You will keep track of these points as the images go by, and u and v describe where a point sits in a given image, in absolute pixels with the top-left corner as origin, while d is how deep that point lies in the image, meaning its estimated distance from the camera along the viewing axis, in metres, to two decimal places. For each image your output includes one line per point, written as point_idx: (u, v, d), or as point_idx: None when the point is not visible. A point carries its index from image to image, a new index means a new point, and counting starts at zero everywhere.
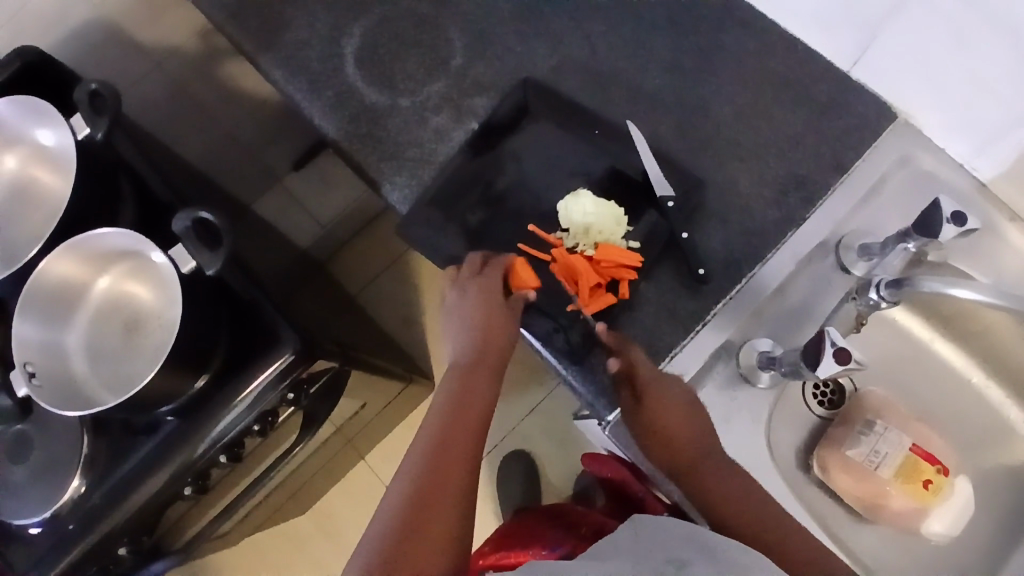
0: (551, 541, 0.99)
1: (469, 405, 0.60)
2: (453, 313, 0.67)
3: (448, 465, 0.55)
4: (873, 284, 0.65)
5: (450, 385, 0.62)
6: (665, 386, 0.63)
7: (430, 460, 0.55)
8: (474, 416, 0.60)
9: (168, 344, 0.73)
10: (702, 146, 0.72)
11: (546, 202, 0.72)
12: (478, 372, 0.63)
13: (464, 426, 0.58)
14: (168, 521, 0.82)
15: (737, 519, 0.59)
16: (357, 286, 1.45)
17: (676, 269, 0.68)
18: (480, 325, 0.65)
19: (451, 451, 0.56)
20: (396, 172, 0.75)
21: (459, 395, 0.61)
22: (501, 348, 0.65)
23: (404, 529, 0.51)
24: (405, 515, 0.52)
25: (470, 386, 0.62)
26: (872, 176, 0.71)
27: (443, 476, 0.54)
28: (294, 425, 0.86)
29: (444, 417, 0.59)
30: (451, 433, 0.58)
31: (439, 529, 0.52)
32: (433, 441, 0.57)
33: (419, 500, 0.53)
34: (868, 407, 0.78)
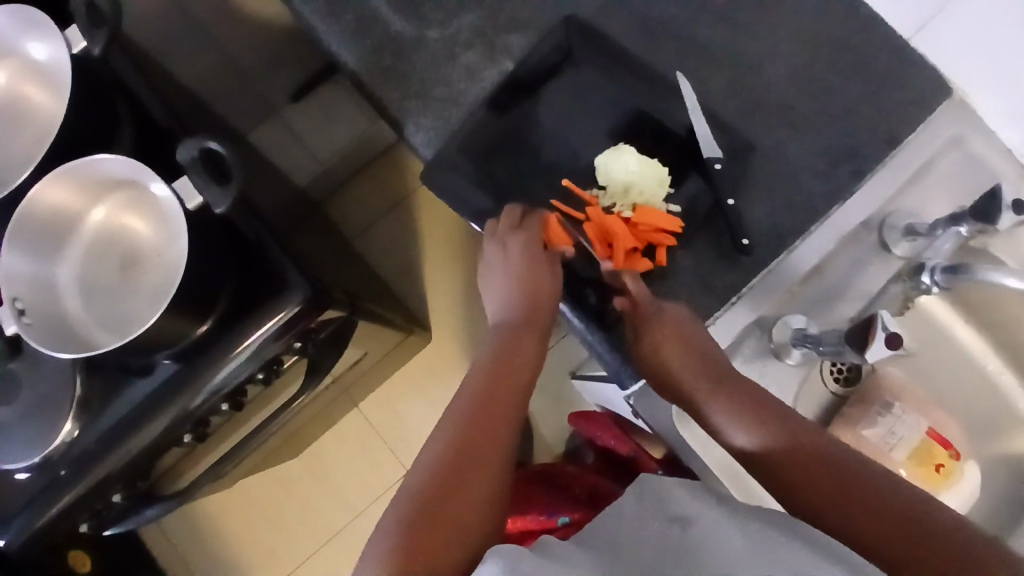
0: (546, 506, 0.99)
1: (512, 365, 0.59)
2: (494, 270, 0.66)
3: (490, 421, 0.54)
4: (928, 268, 0.64)
5: (494, 344, 0.62)
6: (672, 330, 0.61)
7: (472, 413, 0.55)
8: (518, 377, 0.59)
9: (167, 284, 0.68)
10: (752, 106, 0.68)
11: (582, 156, 0.68)
12: (522, 333, 0.62)
13: (509, 385, 0.58)
14: (164, 467, 0.80)
15: (797, 486, 0.52)
16: (356, 231, 1.39)
17: (717, 238, 0.65)
18: (519, 283, 0.63)
19: (493, 407, 0.55)
20: (421, 113, 0.69)
21: (501, 356, 0.60)
22: (546, 310, 0.63)
23: (441, 477, 0.50)
24: (444, 471, 0.51)
25: (512, 349, 0.61)
26: (920, 156, 0.66)
27: (484, 431, 0.54)
28: (298, 373, 0.82)
29: (487, 374, 0.58)
30: (495, 390, 0.57)
31: (477, 482, 0.51)
32: (476, 396, 0.56)
33: (458, 451, 0.52)
34: (887, 389, 0.77)
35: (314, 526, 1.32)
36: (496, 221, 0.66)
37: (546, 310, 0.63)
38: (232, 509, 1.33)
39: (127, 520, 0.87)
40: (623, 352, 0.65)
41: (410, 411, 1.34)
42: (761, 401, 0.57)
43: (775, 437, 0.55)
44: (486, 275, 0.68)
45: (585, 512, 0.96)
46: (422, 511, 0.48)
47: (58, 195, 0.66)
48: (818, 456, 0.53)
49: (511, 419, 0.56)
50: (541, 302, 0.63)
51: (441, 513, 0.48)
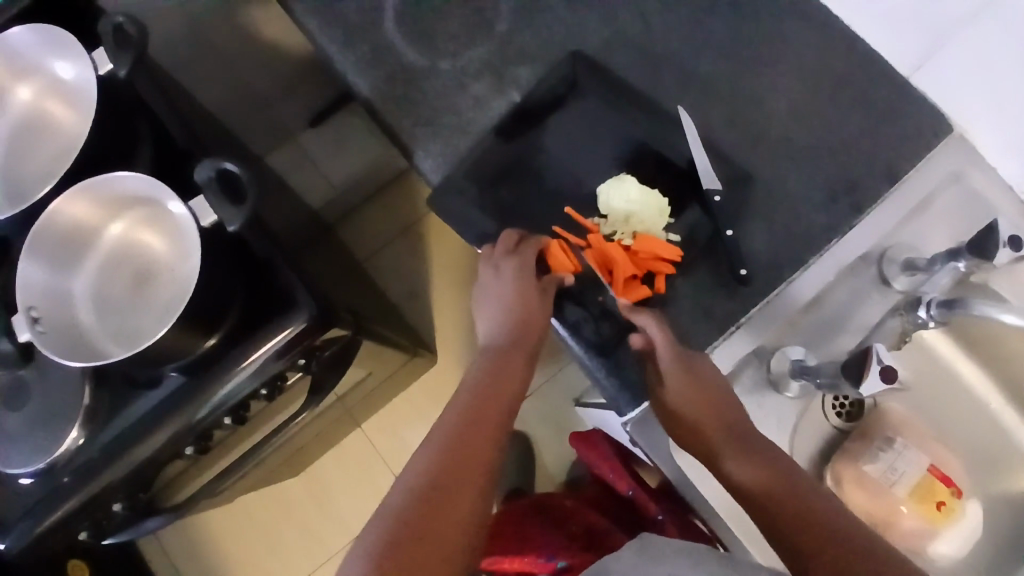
0: (546, 548, 0.96)
1: (500, 387, 0.60)
2: (488, 293, 0.67)
3: (475, 442, 0.55)
4: (924, 302, 0.63)
5: (484, 365, 0.63)
6: (698, 370, 0.61)
7: (458, 434, 0.56)
8: (505, 399, 0.60)
9: (179, 297, 0.70)
10: (753, 140, 0.69)
11: (585, 184, 0.70)
12: (512, 356, 0.63)
13: (495, 406, 0.59)
14: (165, 479, 0.81)
15: (786, 523, 0.51)
16: (365, 252, 1.42)
17: (716, 268, 0.66)
18: (513, 307, 0.64)
19: (479, 429, 0.56)
20: (430, 139, 0.71)
21: (492, 374, 0.61)
22: (536, 334, 0.64)
23: (425, 496, 0.51)
24: (429, 485, 0.52)
25: (503, 366, 0.62)
26: (921, 191, 0.68)
27: (468, 452, 0.54)
28: (302, 390, 0.83)
29: (475, 395, 0.59)
30: (482, 412, 0.58)
31: (461, 504, 0.51)
32: (463, 417, 0.57)
33: (443, 470, 0.53)
34: (889, 424, 0.76)
35: (311, 547, 1.31)
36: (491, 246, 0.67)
37: (537, 334, 0.64)
38: (231, 526, 1.33)
39: (126, 531, 0.88)
40: (621, 377, 0.65)
41: (412, 433, 1.34)
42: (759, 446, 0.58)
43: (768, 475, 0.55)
44: (479, 297, 0.68)
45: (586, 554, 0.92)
46: (403, 529, 0.49)
47: (79, 209, 0.68)
48: (811, 500, 0.52)
49: (498, 435, 0.57)
50: (533, 326, 0.64)
51: (422, 532, 0.49)
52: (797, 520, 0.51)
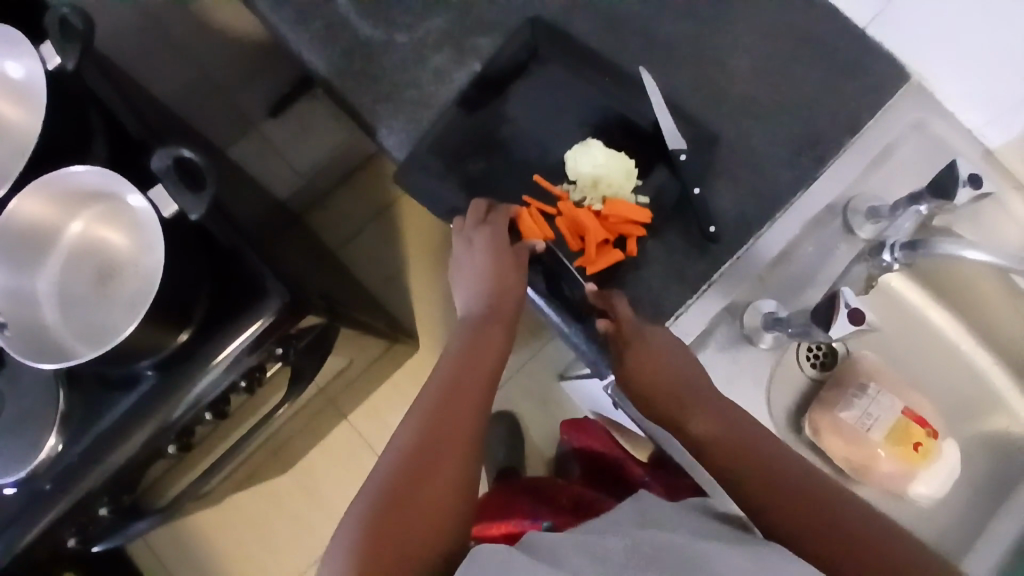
0: (532, 513, 0.95)
1: (477, 360, 0.60)
2: (463, 267, 0.67)
3: (456, 414, 0.55)
4: (887, 246, 0.66)
5: (461, 338, 0.63)
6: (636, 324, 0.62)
7: (439, 407, 0.56)
8: (483, 371, 0.60)
9: (146, 292, 0.69)
10: (715, 98, 0.70)
11: (552, 152, 0.69)
12: (489, 327, 0.63)
13: (474, 377, 0.59)
14: (149, 480, 0.80)
15: (755, 492, 0.54)
16: (337, 242, 1.40)
17: (686, 228, 0.66)
18: (487, 281, 0.64)
19: (459, 401, 0.56)
20: (393, 115, 0.70)
21: (469, 349, 0.61)
22: (511, 305, 0.64)
23: (405, 470, 0.51)
24: (411, 459, 0.52)
25: (481, 341, 0.62)
26: (880, 142, 0.69)
27: (449, 424, 0.54)
28: (282, 381, 0.83)
29: (454, 367, 0.59)
30: (462, 383, 0.58)
31: (445, 474, 0.52)
32: (442, 389, 0.57)
33: (425, 443, 0.53)
34: (863, 371, 0.78)
35: (307, 540, 1.31)
36: (461, 220, 0.67)
37: (513, 304, 0.64)
38: (223, 526, 1.32)
39: (115, 535, 0.87)
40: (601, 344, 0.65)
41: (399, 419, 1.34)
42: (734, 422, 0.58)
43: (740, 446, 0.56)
44: (455, 272, 0.68)
45: (571, 520, 0.91)
46: (387, 505, 0.49)
47: (34, 208, 0.66)
48: (780, 469, 0.54)
49: (478, 407, 0.57)
50: (508, 299, 0.64)
51: (406, 506, 0.49)
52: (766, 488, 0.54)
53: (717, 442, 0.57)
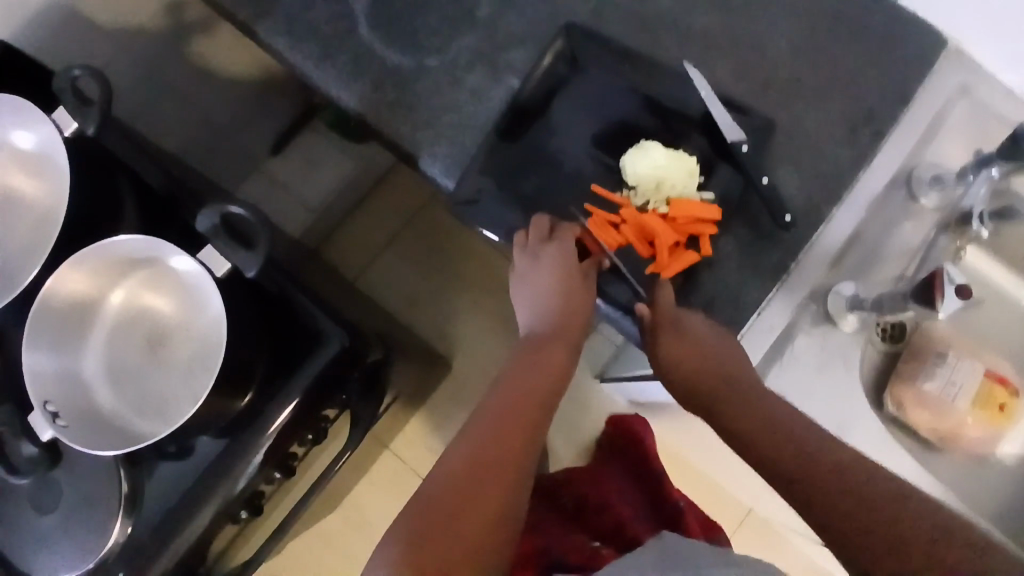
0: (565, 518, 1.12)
1: (536, 381, 0.58)
2: (525, 282, 0.63)
3: (510, 438, 0.54)
4: (975, 216, 0.66)
5: (519, 357, 0.61)
6: (696, 331, 0.58)
7: (491, 432, 0.54)
8: (543, 391, 0.58)
9: (203, 355, 0.66)
10: (763, 84, 0.67)
11: (605, 158, 0.66)
12: (549, 349, 0.61)
13: (530, 402, 0.57)
14: (220, 548, 0.76)
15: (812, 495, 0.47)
16: (354, 271, 1.37)
17: (757, 220, 0.64)
18: (556, 297, 0.61)
19: (512, 424, 0.55)
20: (435, 141, 0.66)
21: (525, 368, 0.59)
22: (580, 321, 0.61)
23: (448, 496, 0.50)
24: (454, 483, 0.50)
25: (541, 360, 0.60)
26: (933, 110, 0.68)
27: (497, 446, 0.53)
28: (344, 425, 0.79)
29: (511, 394, 0.57)
30: (517, 407, 0.56)
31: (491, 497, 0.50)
32: (491, 412, 0.56)
33: (467, 466, 0.51)
34: (937, 340, 0.76)
35: None
36: (517, 236, 0.63)
37: (582, 320, 0.61)
38: None
39: None
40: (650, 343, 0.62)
41: (441, 444, 1.30)
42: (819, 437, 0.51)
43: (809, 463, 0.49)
44: (515, 286, 0.65)
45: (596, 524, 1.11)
46: (424, 529, 0.48)
47: (74, 282, 0.63)
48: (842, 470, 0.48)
49: (533, 429, 0.55)
50: (579, 317, 0.61)
51: (445, 530, 0.48)
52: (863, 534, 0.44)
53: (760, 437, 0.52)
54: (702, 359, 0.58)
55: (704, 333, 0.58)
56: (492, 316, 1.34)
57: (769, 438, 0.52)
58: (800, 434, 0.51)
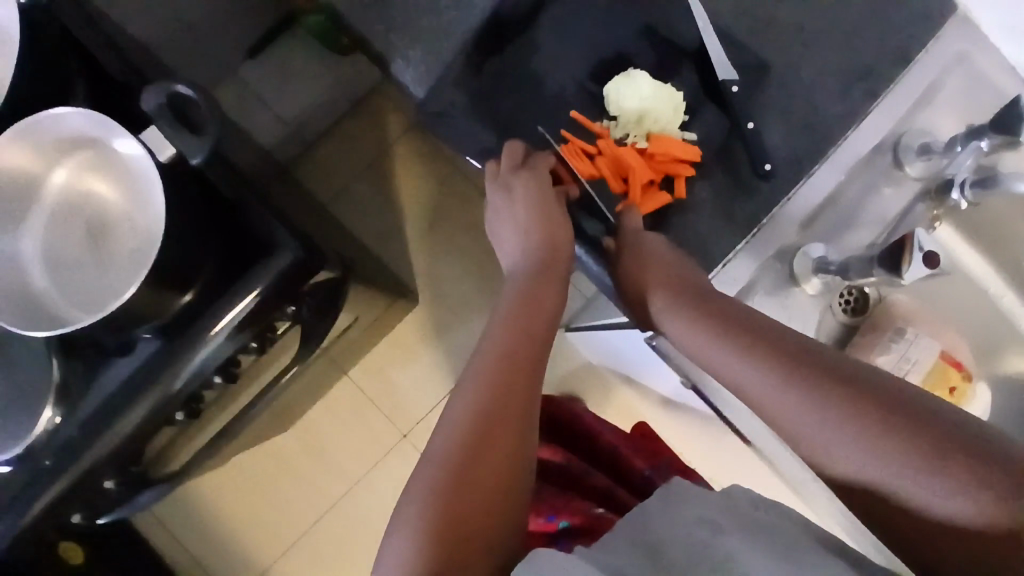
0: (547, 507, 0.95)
1: (532, 320, 0.56)
2: (501, 216, 0.61)
3: (518, 383, 0.52)
4: (957, 183, 0.65)
5: (514, 295, 0.58)
6: (652, 251, 0.57)
7: (495, 382, 0.51)
8: (540, 330, 0.56)
9: (144, 249, 0.61)
10: (763, 27, 0.64)
11: (589, 85, 0.63)
12: (544, 284, 0.58)
13: (529, 342, 0.55)
14: (156, 447, 0.75)
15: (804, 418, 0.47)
16: (327, 194, 1.31)
17: (736, 167, 0.61)
18: (534, 230, 0.59)
19: (518, 367, 0.53)
20: (411, 45, 0.61)
21: (524, 308, 0.56)
22: (559, 263, 0.59)
23: (466, 449, 0.47)
24: (469, 437, 0.48)
25: (536, 300, 0.57)
26: (931, 75, 0.65)
27: (507, 394, 0.51)
28: (293, 339, 0.77)
29: (506, 330, 0.55)
30: (518, 351, 0.54)
31: (505, 443, 0.49)
32: (496, 355, 0.53)
33: (481, 416, 0.49)
34: (897, 314, 0.76)
35: (314, 501, 1.27)
36: (489, 164, 0.61)
37: (564, 259, 0.59)
38: (225, 490, 1.28)
39: (122, 508, 0.85)
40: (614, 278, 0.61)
41: (400, 375, 1.30)
42: (810, 358, 0.48)
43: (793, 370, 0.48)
44: (491, 219, 0.63)
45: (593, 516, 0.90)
46: (450, 486, 0.46)
47: (13, 157, 0.59)
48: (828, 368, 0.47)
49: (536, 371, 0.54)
50: (558, 252, 0.59)
51: (469, 482, 0.46)
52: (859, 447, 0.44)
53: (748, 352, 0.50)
54: (665, 277, 0.56)
55: (661, 255, 0.57)
56: (464, 254, 1.32)
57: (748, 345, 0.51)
58: (771, 334, 0.51)
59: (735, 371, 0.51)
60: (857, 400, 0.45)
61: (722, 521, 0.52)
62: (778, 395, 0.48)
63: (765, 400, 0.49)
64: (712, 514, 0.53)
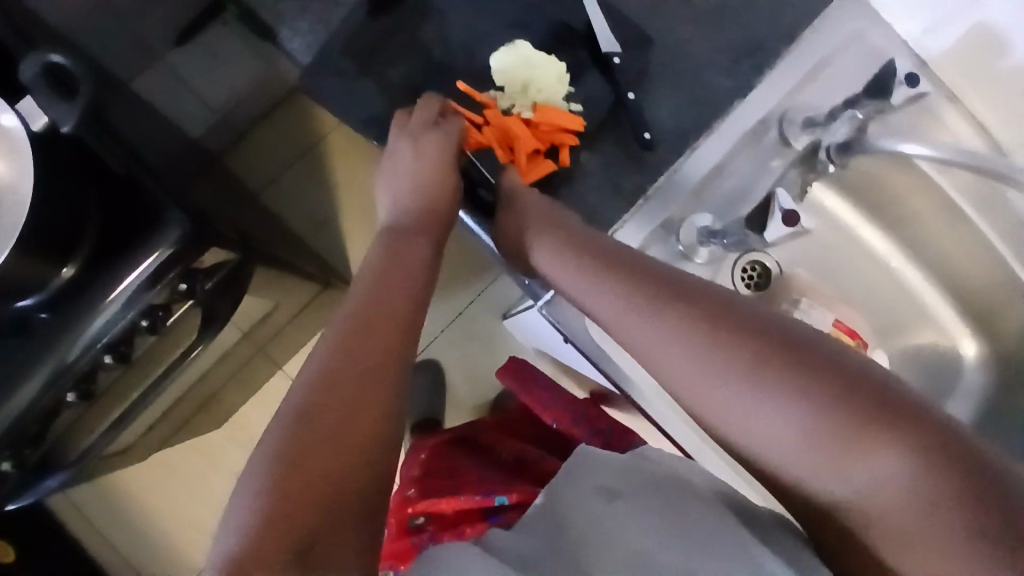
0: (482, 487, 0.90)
1: (403, 275, 0.55)
2: (394, 168, 0.61)
3: (379, 337, 0.51)
4: (822, 147, 0.66)
5: (384, 249, 0.57)
6: (544, 211, 0.58)
7: (351, 335, 0.50)
8: (405, 279, 0.55)
9: (7, 223, 0.56)
10: (653, 3, 0.66)
11: (480, 57, 0.64)
12: (416, 238, 0.57)
13: (393, 300, 0.53)
14: (58, 431, 0.73)
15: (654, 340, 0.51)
16: (261, 183, 1.30)
17: (622, 137, 0.63)
18: (424, 188, 0.59)
19: (381, 320, 0.52)
20: (297, 16, 0.63)
21: (389, 261, 0.56)
22: (442, 221, 0.59)
23: (326, 406, 0.46)
24: (326, 393, 0.47)
25: (406, 254, 0.56)
26: (820, 50, 0.67)
27: (372, 351, 0.50)
28: (193, 323, 0.75)
29: (373, 286, 0.53)
30: (380, 304, 0.52)
31: (372, 399, 0.48)
32: (361, 309, 0.52)
33: (339, 370, 0.48)
34: (794, 289, 0.80)
35: None
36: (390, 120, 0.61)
37: (441, 224, 0.59)
38: (153, 485, 1.24)
39: (25, 493, 0.83)
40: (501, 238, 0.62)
41: None
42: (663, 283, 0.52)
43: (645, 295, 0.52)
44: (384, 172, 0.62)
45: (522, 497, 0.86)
46: (308, 446, 0.44)
47: None
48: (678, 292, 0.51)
49: (403, 322, 0.52)
50: (442, 212, 0.59)
51: (332, 438, 0.45)
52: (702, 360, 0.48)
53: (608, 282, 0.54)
54: (537, 219, 0.58)
55: (549, 212, 0.58)
56: None
57: (609, 273, 0.54)
58: (628, 263, 0.54)
59: (598, 298, 0.54)
60: (695, 328, 0.49)
61: (625, 489, 0.54)
62: (633, 329, 0.52)
63: (624, 334, 0.53)
64: (615, 484, 0.54)
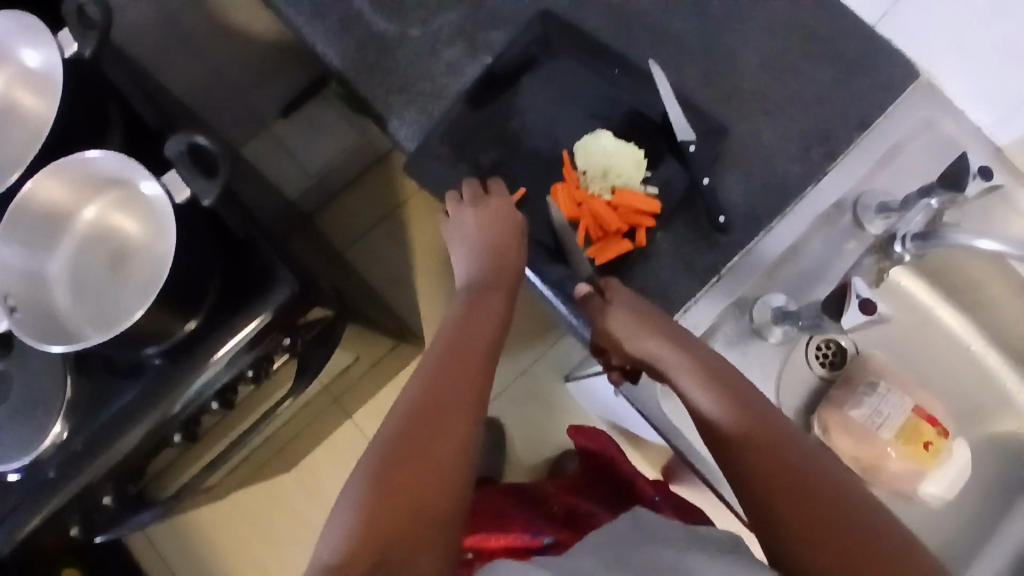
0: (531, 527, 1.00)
1: (473, 325, 0.59)
2: (461, 235, 0.66)
3: (460, 383, 0.54)
4: (898, 237, 0.67)
5: (458, 309, 0.61)
6: (630, 297, 0.62)
7: (436, 380, 0.54)
8: (483, 329, 0.59)
9: (155, 277, 0.67)
10: (726, 93, 0.70)
11: (563, 142, 0.70)
12: (488, 293, 0.62)
13: (474, 346, 0.57)
14: (156, 468, 0.79)
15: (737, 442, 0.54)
16: (346, 241, 1.40)
17: (697, 219, 0.66)
18: (491, 249, 0.63)
19: (461, 372, 0.55)
20: (405, 107, 0.70)
21: (466, 313, 0.60)
22: (512, 269, 0.63)
23: (408, 441, 0.50)
24: (408, 431, 0.50)
25: (478, 308, 0.61)
26: (891, 138, 0.69)
27: (448, 395, 0.53)
28: (288, 373, 0.82)
29: (453, 333, 0.58)
30: (460, 351, 0.57)
31: (443, 438, 0.50)
32: (439, 359, 0.56)
33: (420, 411, 0.52)
34: (871, 370, 0.77)
35: (309, 542, 1.29)
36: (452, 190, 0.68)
37: (511, 269, 0.63)
38: (224, 525, 1.30)
39: (120, 526, 0.89)
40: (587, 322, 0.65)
41: None
42: (747, 400, 0.56)
43: (731, 403, 0.55)
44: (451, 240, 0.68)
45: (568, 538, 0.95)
46: (390, 473, 0.48)
47: (51, 191, 0.66)
48: (763, 411, 0.55)
49: (482, 371, 0.56)
50: (508, 269, 0.63)
51: (414, 470, 0.48)
52: (764, 474, 0.51)
53: (698, 376, 0.58)
54: (628, 306, 0.62)
55: (637, 303, 0.62)
56: None
57: (705, 374, 0.58)
58: (730, 372, 0.59)
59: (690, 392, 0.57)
60: (815, 497, 0.49)
61: (690, 546, 0.54)
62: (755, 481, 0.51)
63: (736, 468, 0.53)
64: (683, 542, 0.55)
